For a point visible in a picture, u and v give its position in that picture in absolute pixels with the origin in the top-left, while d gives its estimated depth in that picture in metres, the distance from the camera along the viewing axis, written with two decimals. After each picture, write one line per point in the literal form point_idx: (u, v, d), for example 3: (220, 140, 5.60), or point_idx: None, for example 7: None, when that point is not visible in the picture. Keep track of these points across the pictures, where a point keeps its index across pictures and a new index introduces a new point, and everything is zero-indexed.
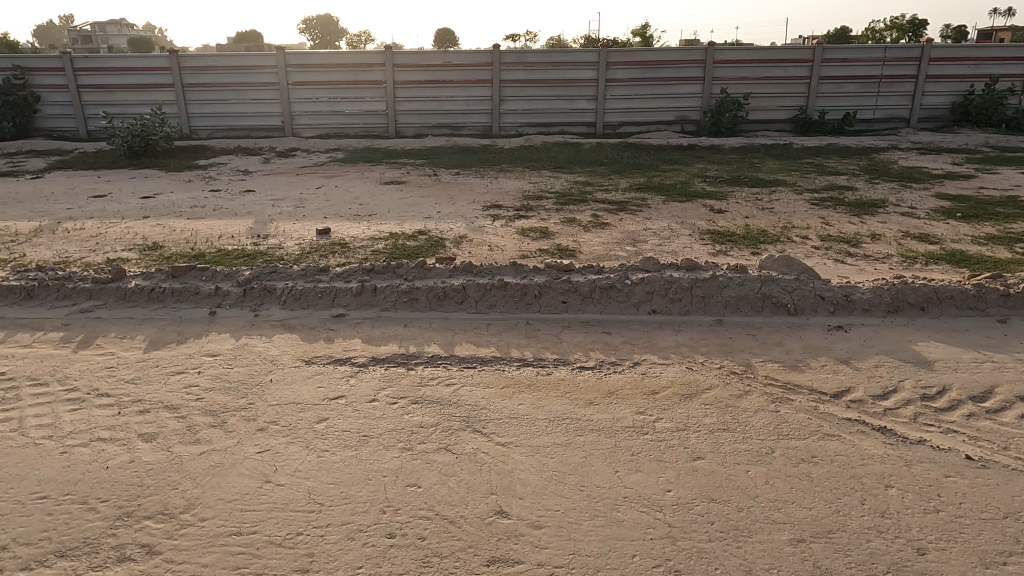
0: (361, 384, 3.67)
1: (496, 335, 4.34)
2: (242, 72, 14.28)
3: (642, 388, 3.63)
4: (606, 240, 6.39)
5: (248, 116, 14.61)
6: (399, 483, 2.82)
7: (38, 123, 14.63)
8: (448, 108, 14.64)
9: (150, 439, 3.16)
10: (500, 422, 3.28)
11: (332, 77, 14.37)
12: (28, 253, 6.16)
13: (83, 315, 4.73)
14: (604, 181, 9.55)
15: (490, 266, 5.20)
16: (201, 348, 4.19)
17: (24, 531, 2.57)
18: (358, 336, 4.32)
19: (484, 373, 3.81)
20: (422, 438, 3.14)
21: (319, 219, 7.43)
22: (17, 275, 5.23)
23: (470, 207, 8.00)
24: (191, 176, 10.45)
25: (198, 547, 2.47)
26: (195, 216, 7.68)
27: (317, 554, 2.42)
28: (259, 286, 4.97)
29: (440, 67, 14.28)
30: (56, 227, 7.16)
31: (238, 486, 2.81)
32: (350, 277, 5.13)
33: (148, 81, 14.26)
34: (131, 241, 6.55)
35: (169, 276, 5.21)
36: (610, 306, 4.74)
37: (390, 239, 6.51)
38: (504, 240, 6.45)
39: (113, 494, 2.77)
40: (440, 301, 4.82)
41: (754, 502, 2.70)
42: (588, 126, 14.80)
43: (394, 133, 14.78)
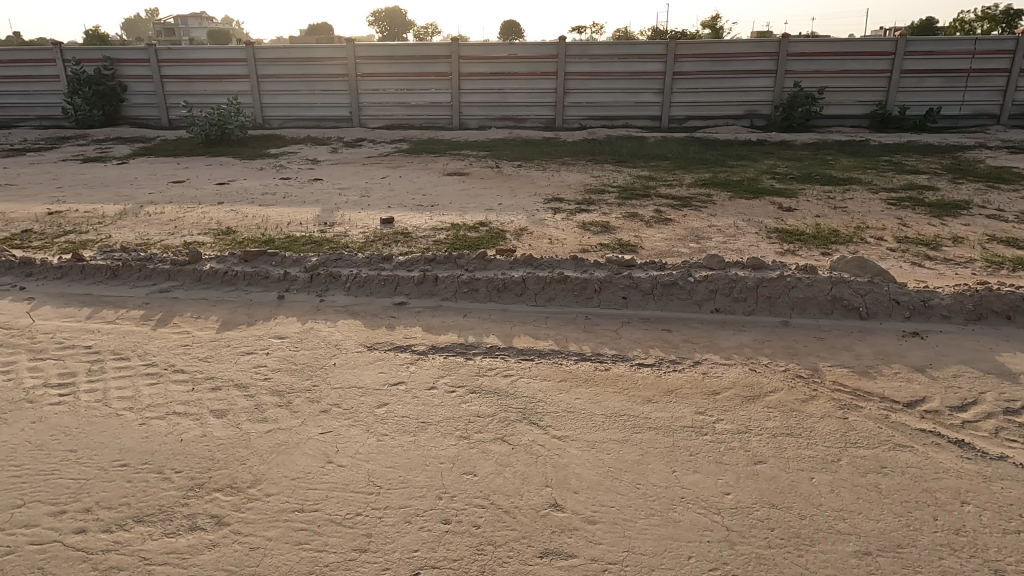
0: (421, 372, 3.74)
1: (554, 329, 4.34)
2: (313, 63, 14.66)
3: (703, 387, 3.56)
4: (669, 236, 6.29)
5: (318, 107, 15.02)
6: (455, 470, 2.86)
7: (124, 112, 15.47)
8: (511, 100, 14.66)
9: (221, 415, 3.30)
10: (556, 415, 3.28)
11: (399, 68, 14.58)
12: (114, 234, 6.52)
13: (161, 295, 4.99)
14: (668, 176, 9.38)
15: (550, 260, 5.20)
16: (270, 330, 4.34)
17: (106, 495, 2.73)
18: (418, 325, 4.40)
19: (542, 365, 3.82)
20: (480, 428, 3.17)
21: (383, 209, 7.58)
22: (103, 255, 5.56)
23: (531, 199, 8.00)
24: (263, 164, 10.85)
25: (264, 521, 2.57)
26: (267, 203, 7.96)
27: (375, 535, 2.48)
28: (324, 272, 5.12)
29: (504, 59, 14.27)
30: (138, 210, 7.56)
31: (301, 465, 2.91)
32: (412, 266, 5.22)
33: (225, 72, 14.83)
34: (207, 226, 6.84)
35: (241, 260, 5.42)
36: (671, 303, 4.66)
37: (451, 230, 6.58)
38: (565, 234, 6.43)
39: (186, 466, 2.91)
40: (500, 293, 4.85)
41: (819, 511, 2.62)
42: (653, 120, 14.55)
43: (457, 125, 14.91)
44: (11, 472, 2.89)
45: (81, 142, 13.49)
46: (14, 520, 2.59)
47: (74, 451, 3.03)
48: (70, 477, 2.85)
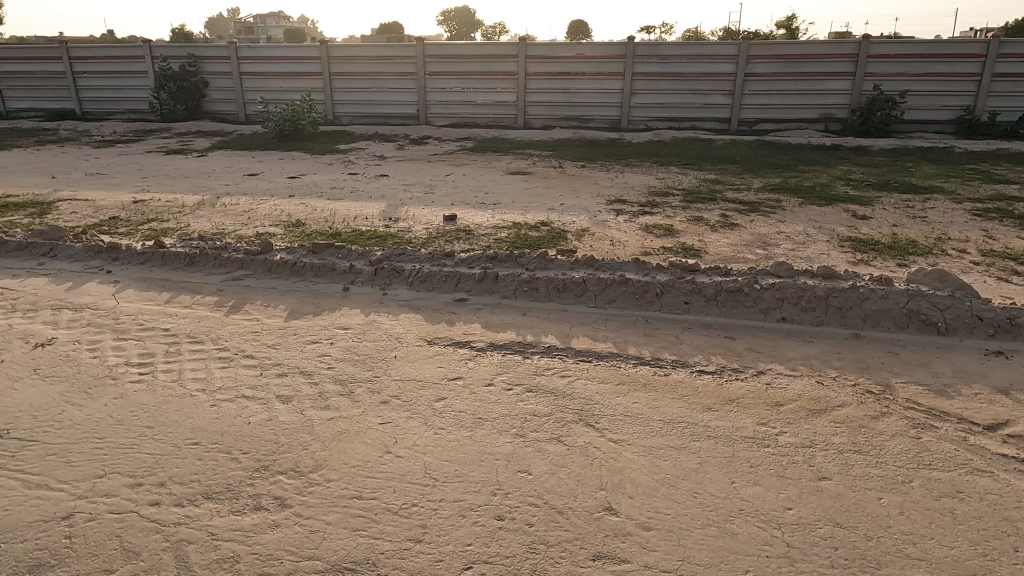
0: (480, 368, 3.78)
1: (613, 331, 4.30)
2: (384, 62, 14.98)
3: (766, 398, 3.46)
4: (734, 242, 6.14)
5: (387, 104, 15.35)
6: (510, 468, 2.87)
7: (206, 107, 16.22)
8: (577, 100, 14.59)
9: (287, 401, 3.42)
10: (613, 418, 3.25)
11: (466, 67, 14.74)
12: (192, 223, 6.84)
13: (234, 283, 5.20)
14: (735, 180, 9.15)
15: (612, 261, 5.15)
16: (334, 320, 4.47)
17: (179, 471, 2.87)
18: (478, 321, 4.44)
19: (600, 368, 3.79)
20: (535, 427, 3.17)
21: (446, 206, 7.68)
22: (182, 243, 5.84)
23: (594, 200, 7.94)
24: (333, 159, 11.17)
25: (324, 506, 2.65)
26: (335, 197, 8.19)
27: (430, 527, 2.52)
28: (388, 266, 5.23)
29: (572, 58, 14.21)
30: (215, 201, 7.90)
31: (361, 453, 2.98)
32: (473, 263, 5.27)
33: (300, 70, 15.33)
34: (278, 217, 7.10)
35: (309, 252, 5.59)
36: (735, 310, 4.55)
37: (513, 229, 6.60)
38: (627, 236, 6.36)
39: (253, 447, 3.03)
40: (559, 293, 4.84)
41: (886, 533, 2.51)
42: (721, 122, 14.22)
43: (522, 124, 14.95)
44: (95, 444, 3.07)
45: (165, 135, 14.19)
46: (97, 489, 2.76)
47: (150, 428, 3.20)
48: (147, 452, 3.01)
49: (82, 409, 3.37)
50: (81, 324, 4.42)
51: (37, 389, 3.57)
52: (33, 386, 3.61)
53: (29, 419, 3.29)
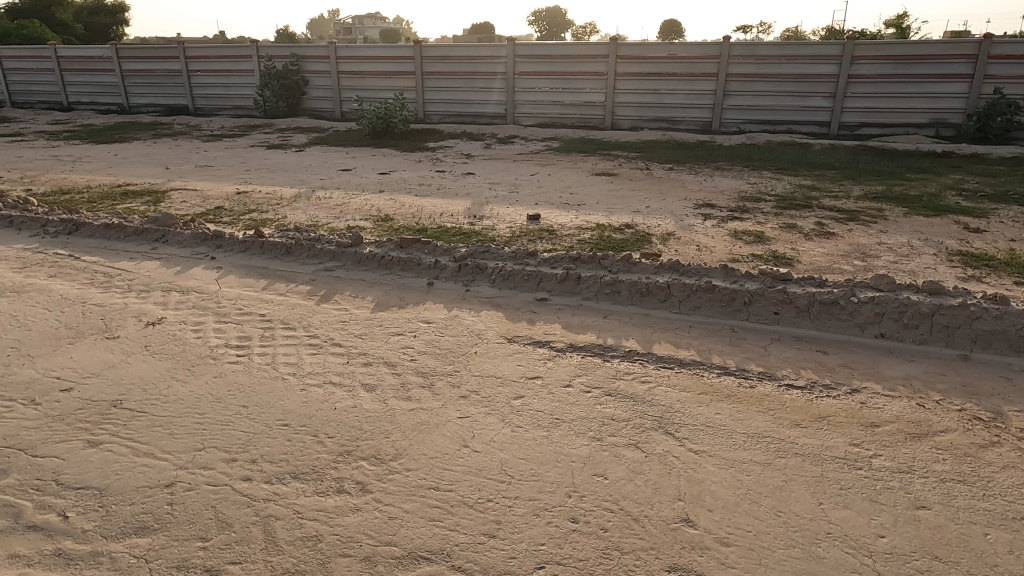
0: (558, 369, 3.77)
1: (697, 339, 4.19)
2: (475, 61, 15.20)
3: (860, 418, 3.28)
4: (830, 251, 5.85)
5: (476, 103, 15.58)
6: (586, 471, 2.85)
7: (305, 104, 16.99)
8: (667, 101, 14.30)
9: (371, 390, 3.54)
10: (693, 428, 3.17)
11: (556, 67, 14.73)
12: (289, 215, 7.18)
13: (326, 273, 5.42)
14: (833, 186, 8.72)
15: (698, 267, 5.02)
16: (419, 314, 4.58)
17: (270, 450, 3.02)
18: (558, 322, 4.43)
19: (682, 376, 3.70)
20: (613, 431, 3.14)
21: (531, 205, 7.71)
22: (279, 234, 6.14)
23: (681, 203, 7.77)
24: (422, 157, 11.44)
25: (403, 494, 2.72)
26: (422, 193, 8.39)
27: (504, 523, 2.54)
28: (472, 263, 5.30)
29: (663, 59, 13.95)
30: (310, 194, 8.26)
31: (439, 445, 3.04)
32: (555, 263, 5.26)
33: (394, 69, 15.78)
34: (368, 212, 7.33)
35: (396, 246, 5.75)
36: (829, 323, 4.33)
37: (596, 230, 6.56)
38: (714, 241, 6.19)
39: (338, 432, 3.15)
40: (642, 297, 4.76)
41: (992, 572, 2.32)
42: (820, 125, 13.59)
43: (610, 125, 14.81)
44: (195, 419, 3.28)
45: (267, 130, 14.95)
46: (195, 461, 2.94)
47: (245, 407, 3.38)
48: (242, 430, 3.18)
49: (186, 385, 3.61)
50: (187, 305, 4.74)
51: (147, 364, 3.86)
52: (144, 361, 3.90)
53: (139, 391, 3.55)
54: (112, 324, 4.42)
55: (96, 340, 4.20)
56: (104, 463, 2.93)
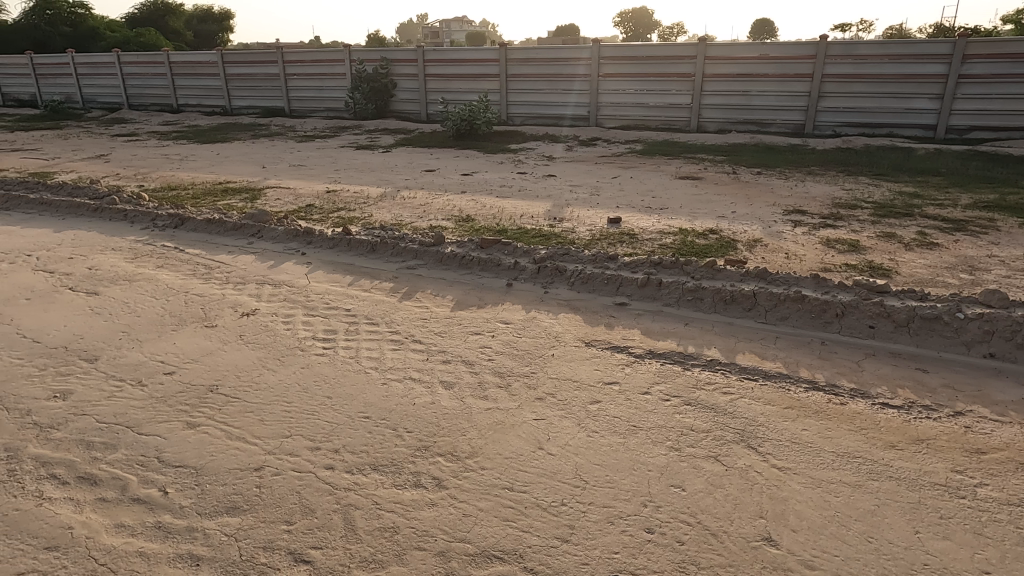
0: (636, 375, 3.71)
1: (784, 351, 4.02)
2: (559, 63, 15.19)
3: (964, 443, 3.06)
4: (933, 263, 5.49)
5: (559, 106, 15.58)
6: (663, 481, 2.79)
7: (392, 106, 17.49)
8: (757, 103, 13.81)
9: (449, 387, 3.60)
10: (778, 443, 3.05)
11: (641, 69, 14.53)
12: (375, 214, 7.41)
13: (408, 271, 5.55)
14: (939, 194, 8.17)
15: (787, 275, 4.82)
16: (497, 314, 4.62)
17: (351, 441, 3.12)
18: (637, 328, 4.36)
19: (767, 388, 3.56)
20: (692, 442, 3.06)
21: (612, 208, 7.64)
22: (366, 232, 6.34)
23: (769, 209, 7.49)
24: (504, 158, 11.55)
25: (478, 492, 2.75)
26: (503, 195, 8.46)
27: (578, 528, 2.52)
28: (552, 265, 5.30)
29: (755, 60, 13.48)
30: (396, 194, 8.50)
31: (514, 446, 3.06)
32: (636, 268, 5.18)
33: (479, 71, 16.02)
34: (450, 212, 7.46)
35: (477, 246, 5.82)
36: (930, 340, 4.06)
37: (679, 235, 6.42)
38: (805, 249, 5.92)
39: (415, 428, 3.22)
40: (726, 305, 4.62)
41: None
42: (925, 129, 12.77)
43: (695, 127, 14.45)
44: (283, 407, 3.44)
45: (356, 132, 15.49)
46: (282, 447, 3.08)
47: (329, 398, 3.51)
48: (326, 420, 3.31)
49: (276, 374, 3.79)
50: (279, 298, 4.97)
51: (241, 353, 4.07)
52: (239, 349, 4.12)
53: (233, 378, 3.76)
54: (210, 313, 4.70)
55: (196, 327, 4.47)
56: (200, 444, 3.11)
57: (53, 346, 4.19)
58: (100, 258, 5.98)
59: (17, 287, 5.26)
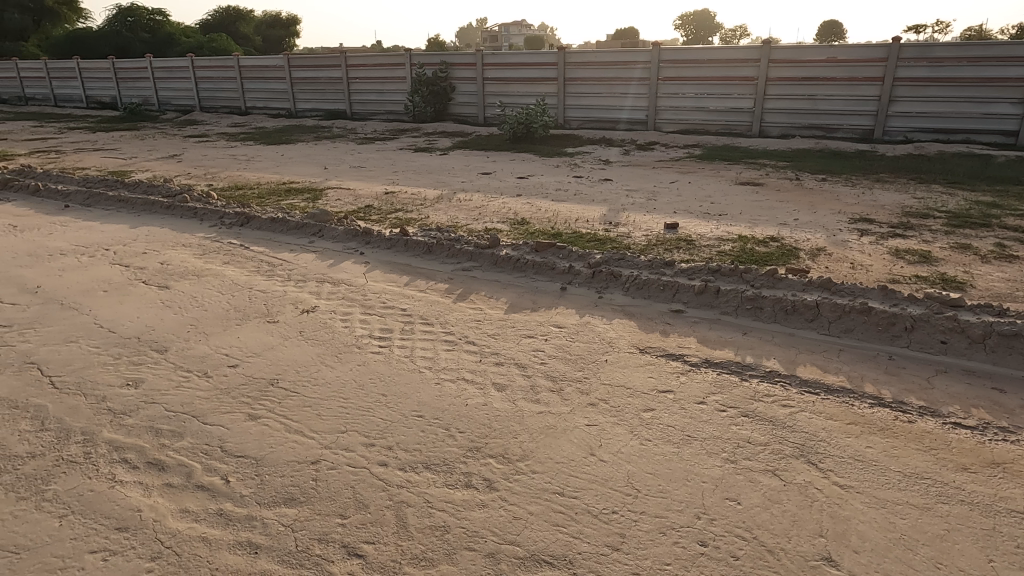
0: (692, 384, 3.64)
1: (848, 364, 3.87)
2: (618, 67, 15.08)
3: None
4: (1012, 277, 5.20)
5: (617, 109, 15.46)
6: (718, 493, 2.73)
7: (451, 110, 17.71)
8: (823, 108, 13.38)
9: (502, 389, 3.61)
10: (841, 460, 2.94)
11: (702, 73, 14.28)
12: (431, 215, 7.51)
13: (463, 273, 5.60)
14: (1019, 204, 7.74)
15: (852, 286, 4.65)
16: (551, 318, 4.61)
17: (405, 439, 3.16)
18: (693, 336, 4.28)
19: (830, 403, 3.44)
20: (748, 455, 2.98)
21: (669, 213, 7.52)
22: (422, 233, 6.44)
23: (834, 217, 7.24)
24: (560, 162, 11.53)
25: (529, 495, 2.75)
26: (558, 198, 8.44)
27: (629, 537, 2.49)
28: (607, 270, 5.26)
29: (821, 63, 13.07)
30: (452, 196, 8.59)
31: (566, 451, 3.04)
32: (693, 274, 5.08)
33: (537, 75, 16.06)
34: (505, 215, 7.49)
35: (532, 249, 5.83)
36: (1007, 358, 3.85)
37: (738, 242, 6.27)
38: (872, 259, 5.70)
39: (468, 429, 3.24)
40: (787, 315, 4.48)
41: None
42: (1005, 135, 12.10)
43: (757, 132, 14.11)
44: (339, 403, 3.52)
45: (414, 134, 15.74)
46: (338, 442, 3.15)
47: (384, 396, 3.58)
48: (381, 417, 3.37)
49: (333, 370, 3.88)
50: (337, 296, 5.09)
51: (301, 348, 4.19)
52: (298, 345, 4.24)
53: (292, 373, 3.87)
54: (273, 309, 4.85)
55: (259, 323, 4.62)
56: (260, 436, 3.22)
57: (127, 337, 4.40)
58: (170, 254, 6.25)
59: (96, 279, 5.55)
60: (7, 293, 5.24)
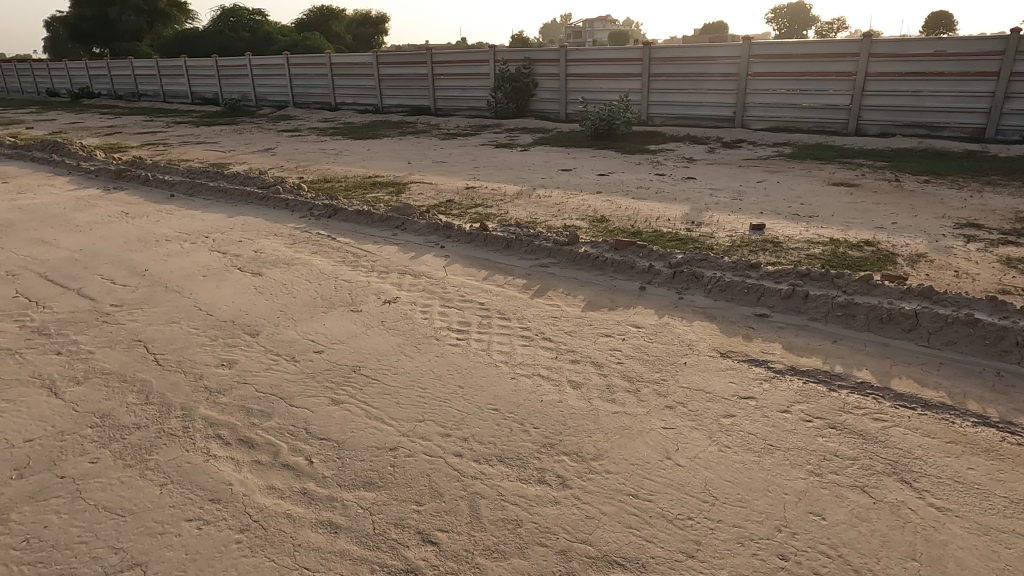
0: (776, 392, 3.50)
1: (949, 379, 3.63)
2: (705, 62, 14.68)
3: None
4: None
5: (702, 106, 15.05)
6: (801, 506, 2.62)
7: (533, 106, 17.75)
8: (929, 105, 12.55)
9: (577, 387, 3.59)
10: (938, 480, 2.76)
11: (795, 68, 13.69)
12: (511, 211, 7.55)
13: (541, 269, 5.61)
14: None
15: (956, 296, 4.35)
16: (629, 317, 4.55)
17: (480, 432, 3.20)
18: (778, 341, 4.12)
19: (927, 419, 3.23)
20: (835, 469, 2.84)
21: (755, 214, 7.27)
22: (502, 228, 6.49)
23: (937, 222, 6.79)
24: (642, 159, 11.34)
25: (602, 495, 2.72)
26: (639, 196, 8.31)
27: (704, 545, 2.43)
28: (688, 271, 5.13)
29: (928, 56, 12.26)
30: (531, 192, 8.61)
31: (641, 453, 3.00)
32: (780, 278, 4.89)
33: (621, 71, 15.87)
34: (585, 212, 7.44)
35: (612, 247, 5.76)
36: None
37: (830, 245, 5.98)
38: (979, 267, 5.32)
39: (542, 425, 3.25)
40: (882, 323, 4.24)
41: None
42: None
43: (853, 130, 13.39)
44: (417, 392, 3.60)
45: (496, 130, 15.87)
46: (416, 431, 3.23)
47: (460, 388, 3.63)
48: (457, 408, 3.42)
49: (412, 360, 3.98)
50: (418, 288, 5.21)
51: (382, 338, 4.31)
52: (380, 334, 4.37)
53: (374, 360, 3.99)
54: (357, 298, 5.02)
55: (344, 311, 4.80)
56: (343, 420, 3.34)
57: (223, 319, 4.66)
58: (264, 243, 6.57)
59: (196, 265, 5.90)
60: (118, 274, 5.65)
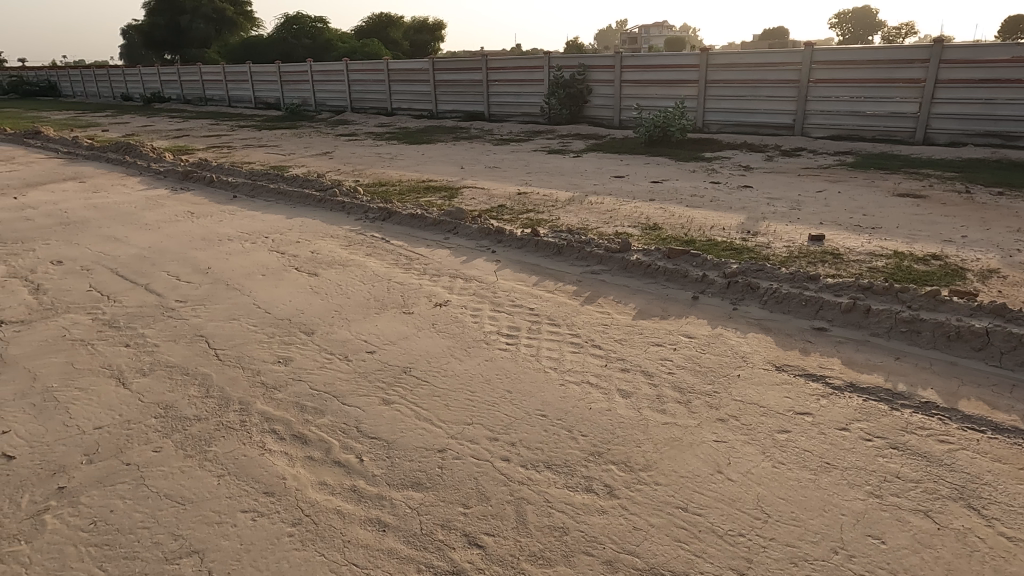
0: (834, 409, 3.39)
1: (1022, 402, 3.44)
2: (764, 68, 14.38)
3: None
4: None
5: (760, 113, 14.73)
6: (859, 528, 2.53)
7: (586, 112, 17.70)
8: (1003, 113, 11.97)
9: (626, 396, 3.55)
10: (1009, 508, 2.62)
11: (860, 75, 13.26)
12: (562, 217, 7.55)
13: (592, 276, 5.58)
14: None
15: None
16: (681, 327, 4.48)
17: (527, 437, 3.20)
18: (837, 357, 3.98)
19: (997, 443, 3.07)
20: (896, 491, 2.73)
21: (814, 224, 7.06)
22: (553, 234, 6.49)
23: (1010, 236, 6.47)
24: (696, 167, 11.17)
25: (650, 507, 2.69)
26: (693, 204, 8.18)
27: (756, 562, 2.37)
28: (743, 281, 5.02)
29: (1004, 63, 11.71)
30: (583, 198, 8.59)
31: (691, 466, 2.94)
32: (840, 291, 4.74)
33: (677, 77, 15.69)
34: (637, 220, 7.37)
35: (664, 256, 5.69)
36: None
37: (893, 258, 5.76)
38: None
39: (590, 433, 3.22)
40: (949, 341, 4.06)
41: None
42: None
43: (921, 140, 12.84)
44: (466, 396, 3.62)
45: (549, 136, 15.88)
46: (464, 433, 3.25)
47: (509, 393, 3.64)
48: (504, 413, 3.43)
49: (461, 363, 4.01)
50: (468, 292, 5.25)
51: (432, 340, 4.36)
52: (430, 336, 4.42)
53: (424, 362, 4.04)
54: (408, 300, 5.10)
55: (395, 312, 4.88)
56: (392, 421, 3.39)
57: (280, 318, 4.80)
58: (320, 244, 6.74)
59: (256, 264, 6.10)
60: (183, 272, 5.89)
